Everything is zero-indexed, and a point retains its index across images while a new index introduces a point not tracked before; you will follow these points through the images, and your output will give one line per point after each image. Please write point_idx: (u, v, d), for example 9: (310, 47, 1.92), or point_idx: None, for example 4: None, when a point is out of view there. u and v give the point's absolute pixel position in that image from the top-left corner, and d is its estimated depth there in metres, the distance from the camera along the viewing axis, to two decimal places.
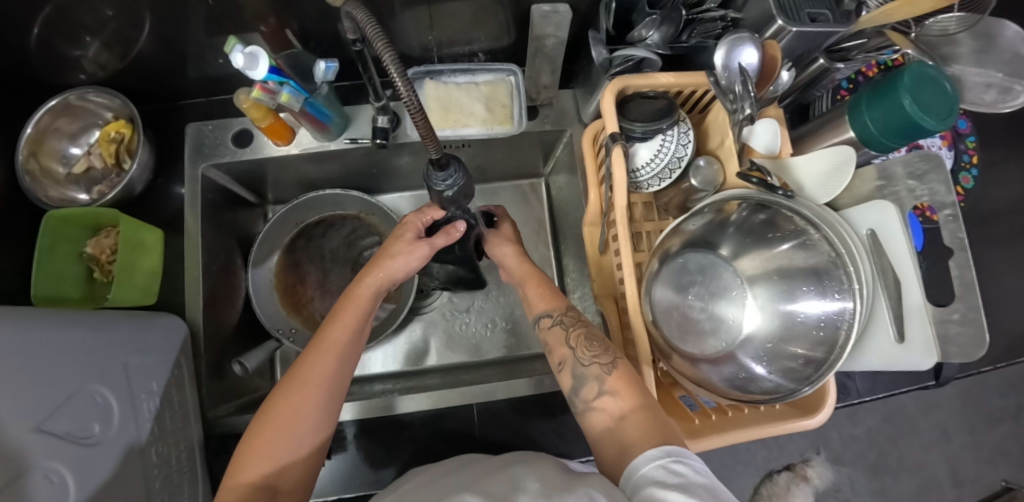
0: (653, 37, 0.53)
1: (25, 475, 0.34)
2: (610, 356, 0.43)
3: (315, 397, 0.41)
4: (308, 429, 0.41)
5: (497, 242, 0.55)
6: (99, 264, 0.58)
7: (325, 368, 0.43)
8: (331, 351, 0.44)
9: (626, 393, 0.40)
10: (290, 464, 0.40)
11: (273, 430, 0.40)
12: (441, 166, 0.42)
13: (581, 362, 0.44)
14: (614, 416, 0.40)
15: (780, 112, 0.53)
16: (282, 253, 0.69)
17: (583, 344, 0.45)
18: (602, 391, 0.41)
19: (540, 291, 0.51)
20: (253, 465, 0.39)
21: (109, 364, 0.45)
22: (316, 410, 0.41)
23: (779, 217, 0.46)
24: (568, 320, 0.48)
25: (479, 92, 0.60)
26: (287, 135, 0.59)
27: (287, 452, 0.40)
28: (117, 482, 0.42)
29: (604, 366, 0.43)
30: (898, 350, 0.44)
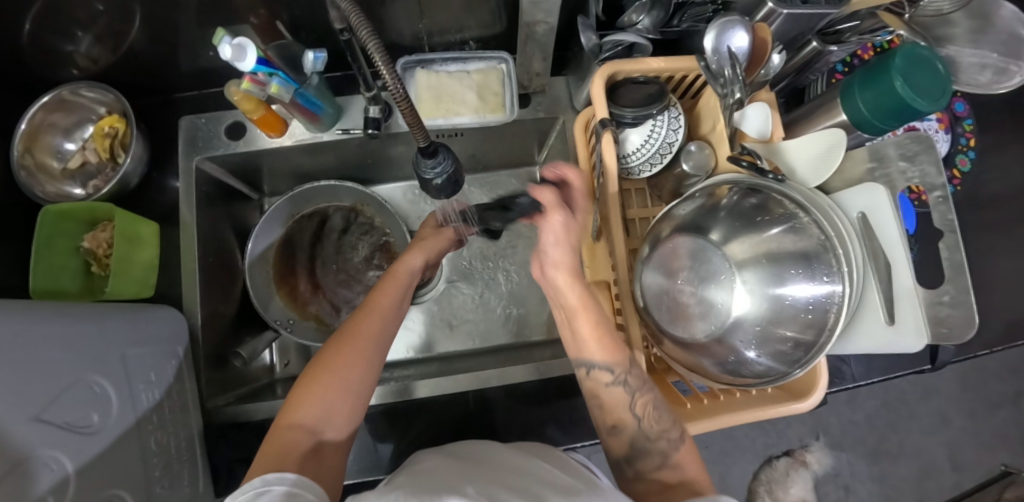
0: (644, 22, 0.53)
1: (27, 461, 0.35)
2: (677, 429, 0.44)
3: (366, 347, 0.45)
4: (359, 377, 0.43)
5: (555, 241, 0.45)
6: (97, 258, 0.59)
7: (372, 326, 0.46)
8: (376, 312, 0.48)
9: (690, 465, 0.42)
10: (334, 413, 0.41)
11: (324, 375, 0.42)
12: (430, 154, 0.43)
13: (646, 433, 0.44)
14: (672, 485, 0.42)
15: (772, 96, 0.53)
16: (279, 245, 0.69)
17: (650, 415, 0.44)
18: (664, 464, 0.43)
19: (596, 337, 0.45)
20: (301, 410, 0.40)
21: (108, 355, 0.46)
22: (363, 359, 0.44)
23: (770, 201, 0.46)
24: (631, 382, 0.44)
25: (472, 81, 0.59)
26: (280, 127, 0.59)
27: (337, 397, 0.41)
28: (111, 471, 0.42)
29: (670, 442, 0.43)
30: (889, 332, 0.45)
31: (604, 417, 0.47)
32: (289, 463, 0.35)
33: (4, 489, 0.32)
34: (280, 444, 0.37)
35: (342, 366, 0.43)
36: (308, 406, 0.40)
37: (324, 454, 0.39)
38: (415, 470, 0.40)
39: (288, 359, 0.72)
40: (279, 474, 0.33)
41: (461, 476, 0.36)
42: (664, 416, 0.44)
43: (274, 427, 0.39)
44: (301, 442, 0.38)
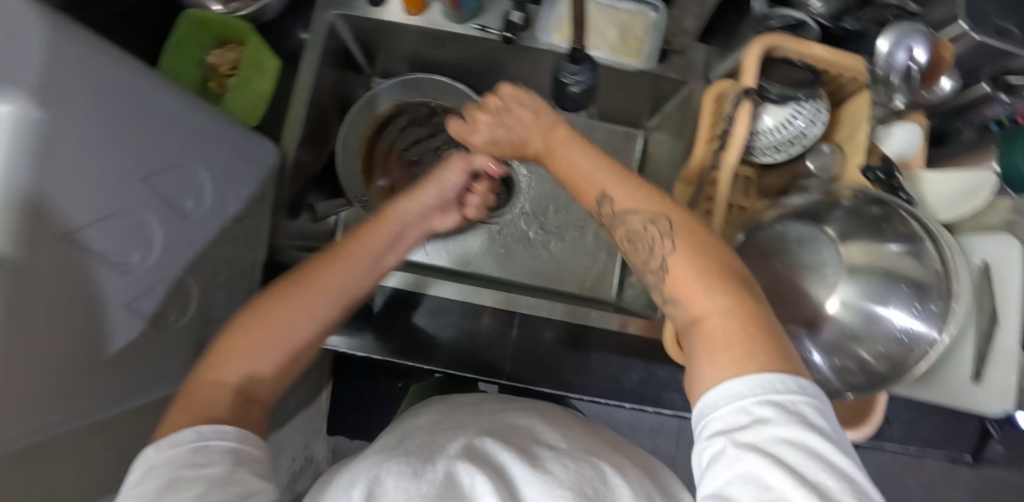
0: (817, 6, 0.51)
1: (102, 213, 0.36)
2: (660, 251, 0.34)
3: (319, 302, 0.41)
4: (297, 334, 0.39)
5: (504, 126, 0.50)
6: (216, 75, 0.60)
7: (329, 280, 0.42)
8: (340, 264, 0.44)
9: (690, 295, 0.32)
10: (270, 371, 0.38)
11: (264, 327, 0.38)
12: (577, 60, 0.43)
13: (637, 268, 0.37)
14: (687, 323, 0.33)
15: (925, 122, 0.50)
16: (376, 122, 0.70)
17: (630, 249, 0.37)
18: (665, 299, 0.35)
19: (569, 168, 0.42)
20: (234, 363, 0.36)
21: (213, 153, 0.48)
22: (313, 319, 0.40)
23: (894, 215, 0.44)
24: (607, 218, 0.39)
25: (617, 18, 0.58)
26: (420, 5, 0.59)
27: (269, 350, 0.38)
28: (175, 260, 0.44)
29: (655, 273, 0.35)
30: (969, 389, 0.44)
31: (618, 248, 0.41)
32: (212, 413, 0.33)
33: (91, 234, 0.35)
34: (200, 399, 0.34)
35: (281, 315, 0.39)
36: (233, 360, 0.36)
37: (253, 406, 0.36)
38: (407, 429, 0.40)
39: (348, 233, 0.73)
40: (216, 427, 0.32)
41: (455, 433, 0.37)
42: (652, 246, 0.35)
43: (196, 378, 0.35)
44: (223, 401, 0.34)
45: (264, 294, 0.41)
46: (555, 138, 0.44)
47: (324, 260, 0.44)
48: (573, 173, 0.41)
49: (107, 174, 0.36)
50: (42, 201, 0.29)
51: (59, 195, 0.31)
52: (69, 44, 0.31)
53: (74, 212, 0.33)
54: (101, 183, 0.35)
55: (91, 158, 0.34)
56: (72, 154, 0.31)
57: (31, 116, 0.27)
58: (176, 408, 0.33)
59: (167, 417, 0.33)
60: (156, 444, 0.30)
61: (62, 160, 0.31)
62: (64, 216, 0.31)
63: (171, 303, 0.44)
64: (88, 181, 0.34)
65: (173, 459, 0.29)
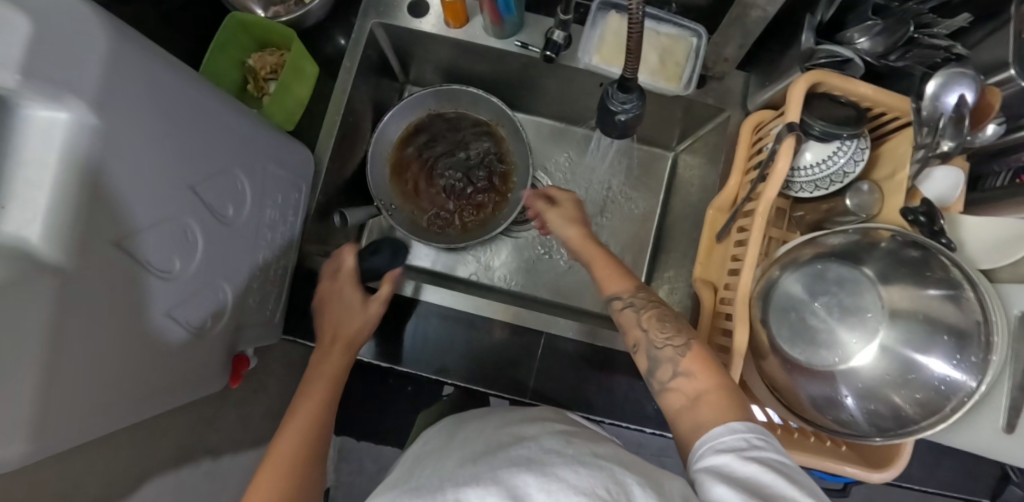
0: (862, 44, 0.51)
1: (157, 218, 0.37)
2: (684, 338, 0.44)
3: (325, 386, 0.50)
4: (319, 410, 0.48)
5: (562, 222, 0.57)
6: (255, 78, 0.60)
7: (333, 363, 0.53)
8: (337, 347, 0.54)
9: (700, 372, 0.42)
10: (314, 437, 0.46)
11: (291, 421, 0.46)
12: (626, 89, 0.43)
13: (653, 345, 0.45)
14: (690, 397, 0.40)
15: (967, 165, 0.50)
16: (407, 132, 0.70)
17: (655, 326, 0.46)
18: (676, 373, 0.43)
19: (608, 274, 0.51)
20: (283, 441, 0.44)
21: (255, 161, 0.48)
22: (328, 395, 0.50)
23: (933, 260, 0.43)
24: (637, 305, 0.48)
25: (659, 43, 0.58)
26: (461, 19, 0.59)
27: (289, 458, 0.43)
28: (219, 265, 0.45)
29: (676, 348, 0.44)
30: (1001, 439, 0.43)
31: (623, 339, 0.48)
32: (292, 473, 0.42)
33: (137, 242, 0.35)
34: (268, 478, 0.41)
35: (302, 408, 0.48)
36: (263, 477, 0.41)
37: (303, 473, 0.43)
38: (417, 456, 0.41)
39: (373, 240, 0.73)
40: None
41: (462, 455, 0.36)
42: (676, 333, 0.45)
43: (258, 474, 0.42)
44: (286, 472, 0.42)
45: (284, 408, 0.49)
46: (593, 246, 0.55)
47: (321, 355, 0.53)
48: (603, 270, 0.52)
49: (158, 181, 0.36)
50: (99, 205, 0.30)
51: (115, 200, 0.31)
52: (133, 54, 0.32)
53: (128, 217, 0.33)
54: (153, 191, 0.36)
55: (149, 166, 0.34)
56: (129, 160, 0.32)
57: (86, 121, 0.28)
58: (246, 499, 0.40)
59: None
60: None
61: (120, 166, 0.31)
62: (119, 220, 0.32)
63: (208, 310, 0.45)
64: (144, 188, 0.34)
65: None
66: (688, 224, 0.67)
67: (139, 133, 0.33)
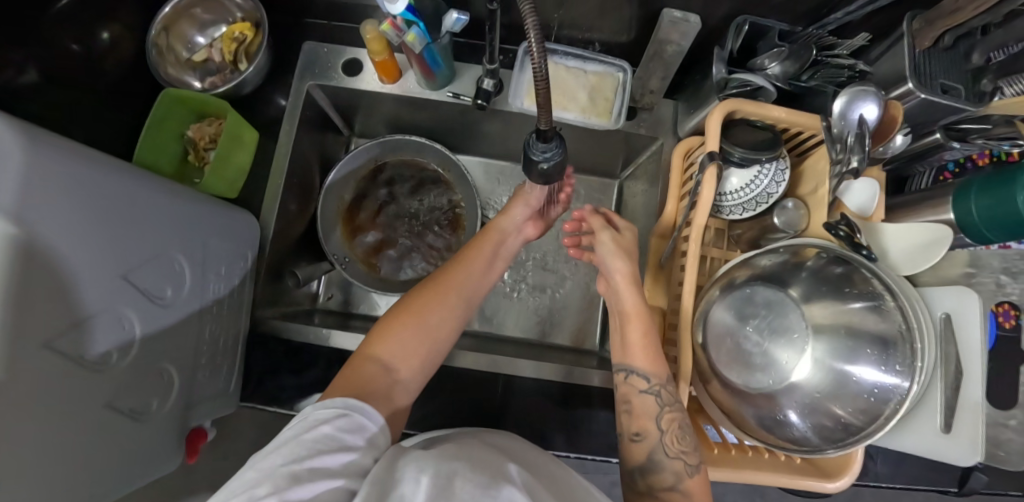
0: (774, 69, 0.53)
1: (97, 313, 0.37)
2: (696, 455, 0.44)
3: (452, 306, 0.48)
4: (431, 337, 0.45)
5: (613, 253, 0.54)
6: (195, 149, 0.61)
7: (458, 280, 0.50)
8: (461, 270, 0.51)
9: (699, 498, 0.42)
10: (406, 359, 0.43)
11: (409, 315, 0.45)
12: (545, 139, 0.44)
13: (665, 449, 0.44)
14: None
15: (883, 176, 0.53)
16: (356, 185, 0.71)
17: (674, 432, 0.44)
18: (675, 486, 0.42)
19: (643, 343, 0.47)
20: (380, 346, 0.43)
21: (193, 239, 0.49)
22: (447, 322, 0.46)
23: (856, 275, 0.46)
24: (663, 395, 0.45)
25: (586, 81, 0.60)
26: (394, 74, 0.61)
27: (417, 340, 0.44)
28: (158, 346, 0.44)
29: (687, 466, 0.43)
30: (941, 440, 0.44)
31: (630, 423, 0.46)
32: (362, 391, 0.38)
33: (67, 341, 0.34)
34: (362, 373, 0.40)
35: (424, 316, 0.45)
36: (404, 328, 0.44)
37: (394, 390, 0.41)
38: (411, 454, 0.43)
39: (331, 294, 0.73)
40: (357, 403, 0.35)
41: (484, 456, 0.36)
42: (689, 445, 0.44)
43: (358, 354, 0.42)
44: (378, 380, 0.40)
45: (408, 295, 0.48)
46: (629, 317, 0.49)
47: (449, 269, 0.51)
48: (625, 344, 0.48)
49: (89, 275, 0.36)
50: (36, 313, 0.30)
51: (52, 306, 0.32)
52: (49, 159, 0.32)
53: (66, 319, 0.34)
54: (85, 286, 0.35)
55: (82, 265, 0.35)
56: (59, 264, 0.32)
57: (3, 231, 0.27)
58: (343, 376, 0.40)
59: (333, 389, 0.39)
60: (314, 404, 0.35)
61: (52, 272, 0.32)
62: (57, 322, 0.33)
63: (150, 394, 0.44)
64: (79, 288, 0.35)
65: (326, 417, 0.33)
66: (637, 249, 0.69)
67: (69, 236, 0.33)
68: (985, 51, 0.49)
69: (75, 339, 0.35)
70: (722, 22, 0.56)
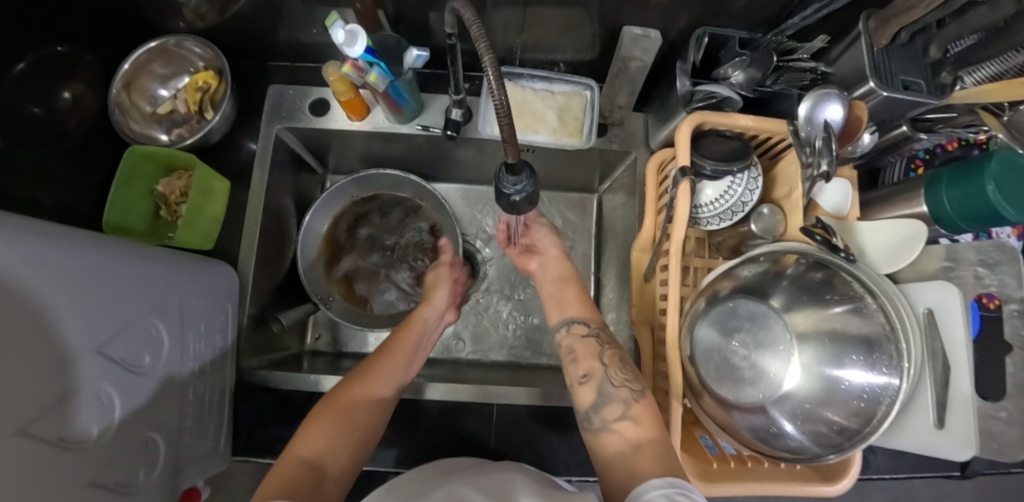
0: (738, 77, 0.54)
1: (82, 360, 0.37)
2: (640, 384, 0.45)
3: (379, 394, 0.48)
4: (361, 425, 0.44)
5: (540, 231, 0.60)
6: (167, 203, 0.60)
7: (382, 370, 0.50)
8: (388, 357, 0.51)
9: (645, 422, 0.41)
10: (337, 449, 0.41)
11: (335, 409, 0.45)
12: (514, 171, 0.44)
13: (611, 380, 0.45)
14: (632, 440, 0.40)
15: (855, 175, 0.54)
16: (333, 222, 0.70)
17: (616, 365, 0.46)
18: (624, 416, 0.42)
19: (576, 297, 0.54)
20: (305, 444, 0.41)
21: (170, 301, 0.48)
22: (374, 413, 0.46)
23: (836, 279, 0.46)
24: (602, 336, 0.50)
25: (554, 101, 0.60)
26: (363, 111, 0.60)
27: (343, 431, 0.43)
28: (139, 417, 0.43)
29: (633, 393, 0.44)
30: (937, 436, 0.44)
31: (576, 368, 0.48)
32: (295, 484, 0.36)
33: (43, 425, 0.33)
34: (287, 472, 0.37)
35: (351, 405, 0.45)
36: (325, 422, 0.43)
37: (325, 486, 0.38)
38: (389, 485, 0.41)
39: (319, 334, 0.72)
40: None
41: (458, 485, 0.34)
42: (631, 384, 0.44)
43: (282, 456, 0.40)
44: (303, 472, 0.38)
45: (333, 389, 0.48)
46: (569, 280, 0.56)
47: (375, 358, 0.51)
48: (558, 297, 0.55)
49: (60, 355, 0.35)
50: (14, 351, 0.30)
51: (31, 346, 0.32)
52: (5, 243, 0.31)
53: (44, 361, 0.33)
54: (55, 367, 0.34)
55: (73, 309, 0.36)
56: (26, 351, 0.32)
57: None
58: (268, 479, 0.37)
59: (263, 488, 0.36)
60: None
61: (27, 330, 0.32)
62: (38, 364, 0.33)
63: (135, 466, 0.43)
64: (58, 346, 0.35)
65: None
66: (620, 263, 0.68)
67: (45, 294, 0.34)
68: (942, 44, 0.50)
69: (62, 380, 0.35)
70: (681, 34, 0.56)
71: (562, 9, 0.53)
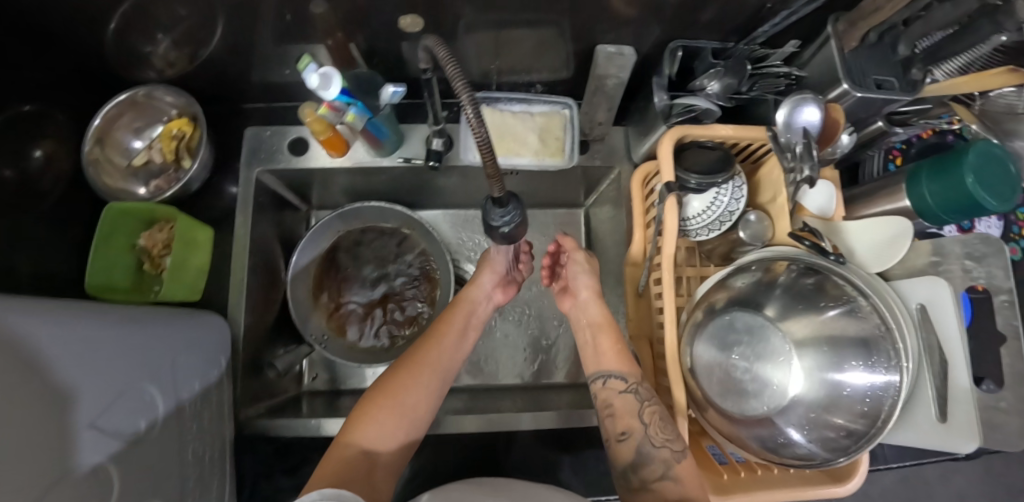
0: (714, 87, 0.54)
1: (73, 425, 0.34)
2: (680, 442, 0.44)
3: (428, 381, 0.50)
4: (410, 412, 0.47)
5: (579, 271, 0.58)
6: (150, 256, 0.59)
7: (431, 356, 0.52)
8: (435, 344, 0.53)
9: (690, 483, 0.42)
10: (388, 435, 0.45)
11: (387, 396, 0.48)
12: (501, 204, 0.44)
13: (651, 441, 0.44)
14: (672, 501, 0.41)
15: (835, 175, 0.54)
16: (321, 260, 0.69)
17: (657, 423, 0.45)
18: (665, 476, 0.42)
19: (614, 347, 0.52)
20: (359, 429, 0.45)
21: (160, 364, 0.46)
22: (424, 396, 0.49)
23: (828, 283, 0.47)
24: (642, 392, 0.48)
25: (535, 123, 0.60)
26: (342, 147, 0.59)
27: (392, 419, 0.46)
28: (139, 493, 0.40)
29: (674, 453, 0.43)
30: (940, 429, 0.45)
31: (614, 424, 0.47)
32: (345, 475, 0.40)
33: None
34: (344, 457, 0.43)
35: (401, 393, 0.48)
36: (377, 408, 0.47)
37: (374, 470, 0.43)
38: None
39: (317, 373, 0.71)
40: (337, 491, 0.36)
41: None
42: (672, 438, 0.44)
43: (337, 441, 0.45)
44: (356, 461, 0.42)
45: (385, 375, 0.50)
46: (607, 326, 0.54)
47: (425, 344, 0.53)
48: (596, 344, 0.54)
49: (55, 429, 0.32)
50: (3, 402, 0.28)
51: (26, 392, 0.30)
52: None
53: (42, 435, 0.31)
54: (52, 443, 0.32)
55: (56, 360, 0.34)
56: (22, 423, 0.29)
57: None
58: (324, 463, 0.42)
59: (319, 474, 0.41)
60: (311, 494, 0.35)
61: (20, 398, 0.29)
62: (29, 425, 0.30)
63: None
64: (54, 414, 0.32)
65: None
66: (612, 277, 0.69)
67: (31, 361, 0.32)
68: (910, 41, 0.50)
69: (55, 435, 0.32)
70: (654, 49, 0.57)
71: (535, 31, 0.53)
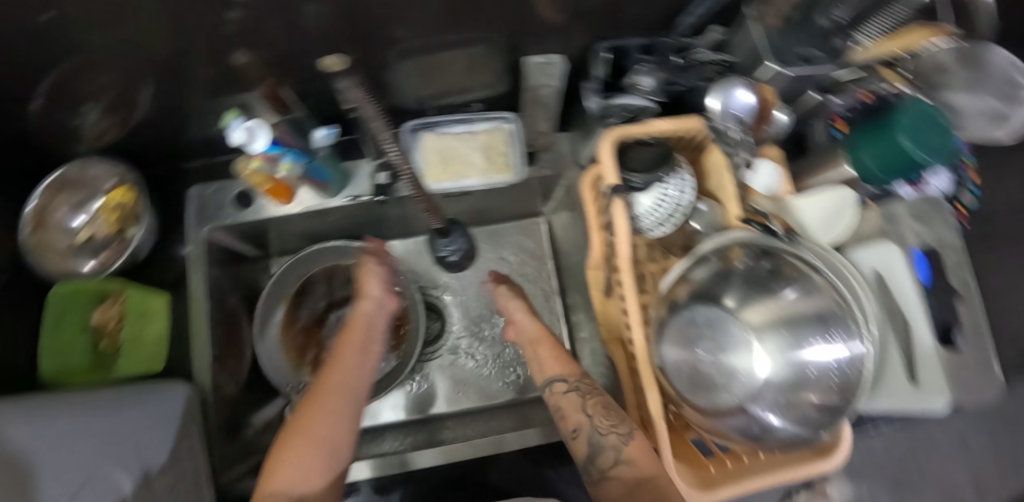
0: (647, 81, 0.54)
1: None
2: (627, 426, 0.45)
3: (342, 406, 0.44)
4: (330, 444, 0.41)
5: (509, 293, 0.60)
6: (106, 334, 0.57)
7: (336, 380, 0.46)
8: (339, 366, 0.47)
9: (640, 460, 0.42)
10: (311, 474, 0.39)
11: (297, 437, 0.41)
12: (445, 235, 0.50)
13: (598, 430, 0.45)
14: (631, 484, 0.41)
15: (779, 152, 0.55)
16: (285, 308, 0.67)
17: (600, 412, 0.46)
18: (618, 461, 0.43)
19: (552, 356, 0.53)
20: (274, 481, 0.38)
21: (112, 451, 0.41)
22: (339, 424, 0.43)
23: (783, 264, 0.47)
24: (583, 387, 0.49)
25: (477, 141, 0.60)
26: (287, 196, 0.58)
27: (312, 456, 0.40)
28: None
29: (621, 436, 0.44)
30: (912, 392, 0.45)
31: (566, 424, 0.48)
32: None
33: None
34: None
35: (312, 427, 0.42)
36: (289, 454, 0.40)
37: None
38: None
39: None
40: None
41: None
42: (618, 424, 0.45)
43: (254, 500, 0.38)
44: None
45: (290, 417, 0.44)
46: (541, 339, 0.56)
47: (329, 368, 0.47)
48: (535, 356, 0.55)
49: None
50: None
51: None
52: None
53: None
54: None
55: None
56: None
57: None
58: None
59: None
60: None
61: None
62: None
63: None
64: None
65: None
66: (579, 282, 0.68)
67: None
68: (828, 13, 0.51)
69: None
70: (582, 54, 0.57)
71: (465, 50, 0.53)
